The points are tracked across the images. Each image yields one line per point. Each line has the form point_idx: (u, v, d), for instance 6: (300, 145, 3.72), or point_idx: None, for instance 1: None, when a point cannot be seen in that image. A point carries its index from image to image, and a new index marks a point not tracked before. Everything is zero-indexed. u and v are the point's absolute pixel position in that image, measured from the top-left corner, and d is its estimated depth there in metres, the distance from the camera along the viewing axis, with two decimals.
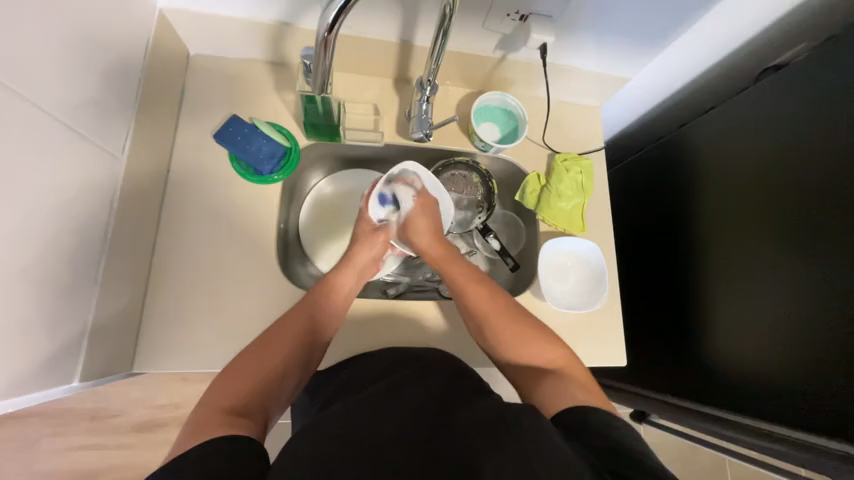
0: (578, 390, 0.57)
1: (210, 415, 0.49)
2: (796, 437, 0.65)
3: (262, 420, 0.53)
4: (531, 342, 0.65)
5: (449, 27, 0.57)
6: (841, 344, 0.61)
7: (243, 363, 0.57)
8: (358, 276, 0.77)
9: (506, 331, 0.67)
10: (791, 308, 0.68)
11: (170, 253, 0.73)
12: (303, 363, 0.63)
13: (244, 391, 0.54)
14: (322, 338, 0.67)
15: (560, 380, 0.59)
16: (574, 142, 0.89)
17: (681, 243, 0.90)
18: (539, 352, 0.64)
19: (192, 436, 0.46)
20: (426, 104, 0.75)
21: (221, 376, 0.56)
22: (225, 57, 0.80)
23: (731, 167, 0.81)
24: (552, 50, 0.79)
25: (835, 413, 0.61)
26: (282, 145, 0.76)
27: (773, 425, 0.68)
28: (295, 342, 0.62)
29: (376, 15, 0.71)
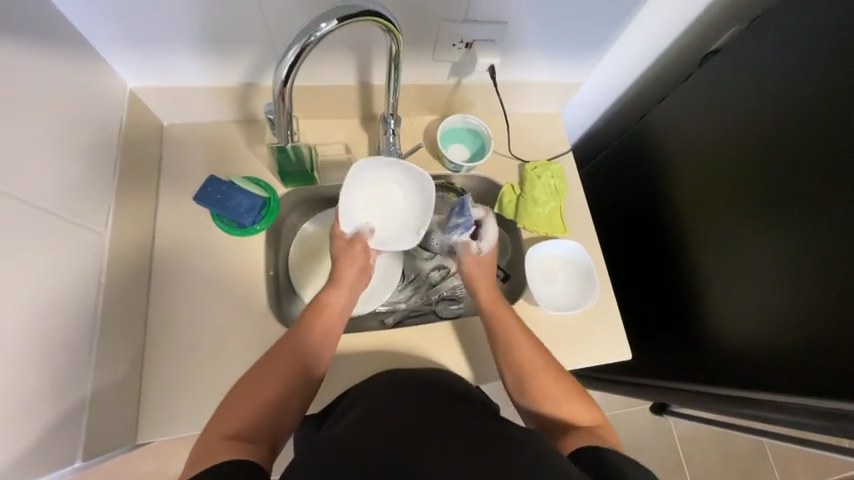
0: (589, 435, 0.58)
1: (213, 444, 0.52)
2: (805, 403, 0.65)
3: (266, 445, 0.55)
4: (549, 391, 0.63)
5: (399, 63, 0.61)
6: (832, 303, 0.62)
7: (242, 401, 0.57)
8: (352, 289, 0.74)
9: (533, 385, 0.64)
10: (780, 276, 0.69)
11: (164, 317, 0.74)
12: (301, 389, 0.61)
13: (244, 418, 0.56)
14: (318, 356, 0.65)
15: (573, 428, 0.60)
16: (541, 149, 0.92)
17: (661, 228, 0.93)
18: (570, 403, 0.62)
19: (197, 466, 0.49)
20: (393, 136, 0.78)
21: (221, 407, 0.57)
22: (197, 123, 0.84)
23: (695, 148, 0.84)
24: (502, 69, 0.83)
25: (837, 376, 0.61)
26: (260, 196, 0.79)
27: (781, 395, 0.68)
28: (287, 372, 0.60)
29: (333, 64, 0.76)
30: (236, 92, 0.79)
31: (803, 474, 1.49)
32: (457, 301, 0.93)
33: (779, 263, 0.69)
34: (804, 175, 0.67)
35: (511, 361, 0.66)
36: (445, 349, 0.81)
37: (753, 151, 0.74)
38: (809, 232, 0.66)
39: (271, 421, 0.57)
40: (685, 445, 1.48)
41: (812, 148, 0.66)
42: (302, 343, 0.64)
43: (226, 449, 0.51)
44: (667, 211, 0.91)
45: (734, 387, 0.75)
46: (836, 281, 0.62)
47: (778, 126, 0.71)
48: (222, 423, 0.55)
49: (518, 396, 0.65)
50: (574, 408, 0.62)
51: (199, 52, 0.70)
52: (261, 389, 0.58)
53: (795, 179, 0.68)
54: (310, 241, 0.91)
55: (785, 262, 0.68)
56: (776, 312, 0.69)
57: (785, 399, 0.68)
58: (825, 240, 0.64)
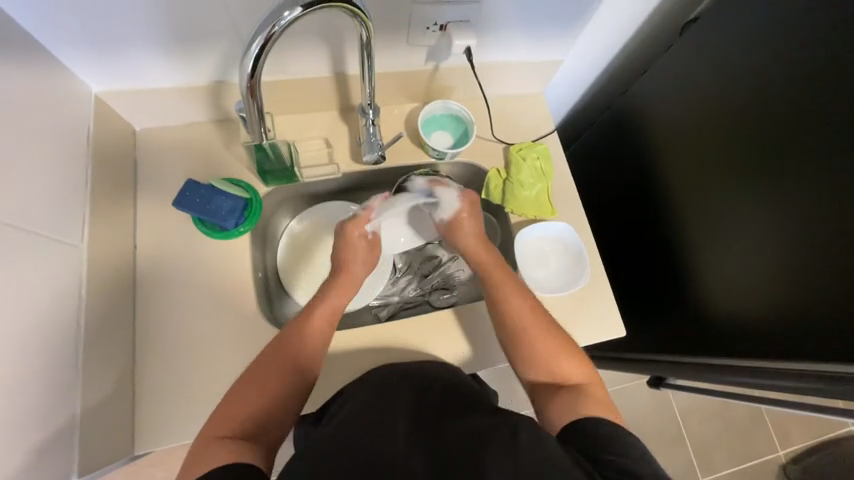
0: (591, 403, 0.58)
1: (210, 444, 0.52)
2: (804, 368, 0.66)
3: (265, 446, 0.56)
4: (554, 356, 0.64)
5: (371, 50, 0.60)
6: (825, 267, 0.62)
7: (237, 401, 0.58)
8: (350, 290, 0.75)
9: (537, 349, 0.64)
10: (769, 243, 0.69)
11: (152, 326, 0.73)
12: (295, 386, 0.61)
13: (242, 419, 0.56)
14: (315, 356, 0.65)
15: (576, 394, 0.60)
16: (525, 131, 0.91)
17: (650, 203, 0.92)
18: (564, 362, 0.63)
19: (193, 468, 0.50)
20: (373, 127, 0.77)
21: (219, 407, 0.58)
22: (171, 126, 0.82)
23: (679, 120, 0.83)
24: (480, 51, 0.81)
25: (831, 340, 0.62)
26: (241, 197, 0.77)
27: (779, 362, 0.68)
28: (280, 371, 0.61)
29: (305, 56, 0.74)
30: (207, 91, 0.76)
31: (799, 434, 1.53)
32: (449, 290, 0.93)
33: (768, 230, 0.69)
34: (789, 140, 0.66)
35: (505, 322, 0.67)
36: (440, 338, 0.80)
37: (737, 119, 0.73)
38: (795, 196, 0.66)
39: (267, 422, 0.58)
40: (684, 415, 1.51)
41: (795, 112, 0.65)
42: (300, 344, 0.64)
43: (220, 450, 0.51)
44: (654, 186, 0.91)
45: (731, 357, 0.76)
46: (826, 246, 0.62)
47: (760, 91, 0.70)
48: (218, 424, 0.56)
49: (522, 360, 0.65)
50: (574, 375, 0.63)
51: (163, 50, 0.68)
52: (258, 390, 0.59)
53: (780, 144, 0.67)
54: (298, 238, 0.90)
55: (774, 229, 0.68)
56: (769, 279, 0.69)
57: (783, 365, 0.68)
58: (814, 204, 0.64)
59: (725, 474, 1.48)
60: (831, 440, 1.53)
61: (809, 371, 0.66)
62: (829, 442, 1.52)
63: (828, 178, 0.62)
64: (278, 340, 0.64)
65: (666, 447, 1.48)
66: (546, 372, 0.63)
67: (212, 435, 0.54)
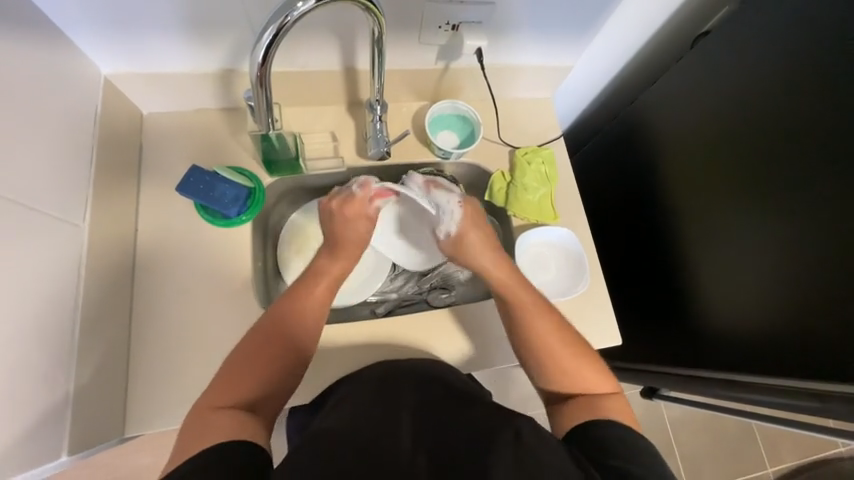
0: (609, 406, 0.59)
1: (210, 416, 0.53)
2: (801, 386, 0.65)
3: (267, 415, 0.58)
4: (570, 363, 0.63)
5: (382, 46, 0.60)
6: (821, 280, 0.62)
7: (232, 370, 0.58)
8: (352, 259, 0.74)
9: (557, 359, 0.63)
10: (778, 262, 0.67)
11: (150, 310, 0.73)
12: (291, 361, 0.61)
13: (243, 389, 0.57)
14: (315, 327, 0.66)
15: (592, 400, 0.60)
16: (532, 136, 0.91)
17: (650, 213, 0.93)
18: (585, 372, 0.63)
19: (192, 445, 0.50)
20: (380, 123, 0.77)
21: (217, 375, 0.58)
22: (178, 111, 0.82)
23: (684, 132, 0.84)
24: (490, 53, 0.81)
25: (829, 354, 0.62)
26: (245, 186, 0.77)
27: (770, 377, 0.69)
28: (276, 344, 0.61)
29: (316, 49, 0.73)
30: (216, 78, 0.76)
31: (790, 453, 1.53)
32: (448, 289, 0.94)
33: (779, 249, 0.67)
34: (797, 154, 0.66)
35: (520, 335, 0.66)
36: (436, 338, 0.80)
37: (750, 133, 0.72)
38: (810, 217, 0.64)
39: (261, 392, 0.58)
40: (676, 427, 1.52)
41: (812, 129, 0.64)
42: (299, 317, 0.64)
43: (223, 423, 0.52)
44: (656, 196, 0.91)
45: (724, 370, 0.76)
46: (822, 260, 0.62)
47: (769, 107, 0.69)
48: (216, 395, 0.56)
49: (538, 370, 0.65)
50: (592, 383, 0.62)
51: (175, 35, 0.67)
52: (254, 362, 0.59)
53: (797, 162, 0.65)
54: (312, 245, 0.89)
55: (782, 247, 0.67)
56: (764, 291, 0.69)
57: (774, 381, 0.69)
58: (809, 217, 0.64)
59: None
60: (821, 460, 1.53)
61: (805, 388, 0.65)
62: (819, 461, 1.53)
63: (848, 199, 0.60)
64: (276, 312, 0.64)
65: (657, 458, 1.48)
66: (564, 383, 0.63)
67: (212, 406, 0.54)
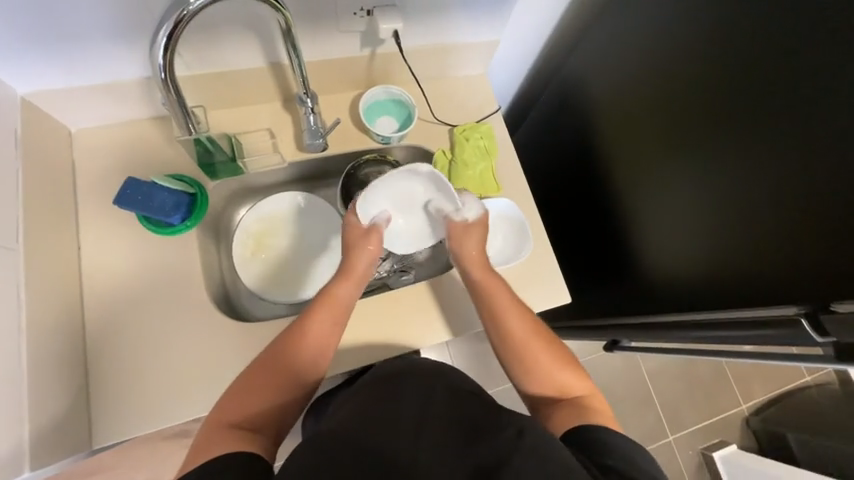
0: (590, 414, 0.62)
1: (215, 431, 0.55)
2: (748, 315, 0.65)
3: (269, 433, 0.60)
4: (554, 371, 0.67)
5: (295, 40, 0.62)
6: (744, 211, 0.64)
7: (248, 386, 0.61)
8: (358, 283, 0.73)
9: (538, 368, 0.67)
10: (710, 201, 0.69)
11: (104, 325, 0.74)
12: (302, 382, 0.64)
13: (251, 407, 0.60)
14: (326, 350, 0.67)
15: (572, 408, 0.64)
16: (469, 112, 0.93)
17: (593, 172, 0.95)
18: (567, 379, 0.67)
19: (198, 454, 0.53)
20: (313, 115, 0.79)
21: (228, 393, 0.60)
22: (109, 125, 0.81)
23: (609, 93, 0.87)
24: (412, 35, 0.82)
25: (756, 281, 0.63)
26: (186, 193, 0.78)
27: (717, 312, 0.70)
28: (293, 367, 0.64)
29: (236, 48, 0.74)
30: (140, 87, 0.76)
31: (760, 388, 1.64)
32: (407, 271, 0.97)
33: (708, 190, 0.69)
34: (708, 96, 0.68)
35: (507, 342, 0.69)
36: (392, 318, 0.83)
37: (667, 84, 0.74)
38: (727, 155, 0.66)
39: (271, 410, 0.61)
40: (652, 377, 1.59)
41: (719, 71, 0.66)
42: (308, 341, 0.66)
43: (232, 439, 0.54)
44: (594, 156, 0.94)
45: (673, 313, 0.78)
46: (743, 190, 0.64)
47: (676, 59, 0.72)
48: (226, 410, 0.59)
49: (521, 377, 0.68)
50: (574, 389, 0.67)
51: (86, 47, 0.67)
52: (266, 382, 0.62)
53: (711, 105, 0.68)
54: (282, 231, 0.93)
55: (711, 185, 0.69)
56: (702, 233, 0.71)
57: (721, 316, 0.69)
58: (724, 151, 0.66)
59: (693, 429, 1.57)
60: (788, 391, 1.64)
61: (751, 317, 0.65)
62: (786, 392, 1.63)
63: (755, 131, 0.62)
64: (290, 336, 0.66)
65: (637, 409, 1.56)
66: (549, 388, 0.67)
67: (222, 421, 0.57)
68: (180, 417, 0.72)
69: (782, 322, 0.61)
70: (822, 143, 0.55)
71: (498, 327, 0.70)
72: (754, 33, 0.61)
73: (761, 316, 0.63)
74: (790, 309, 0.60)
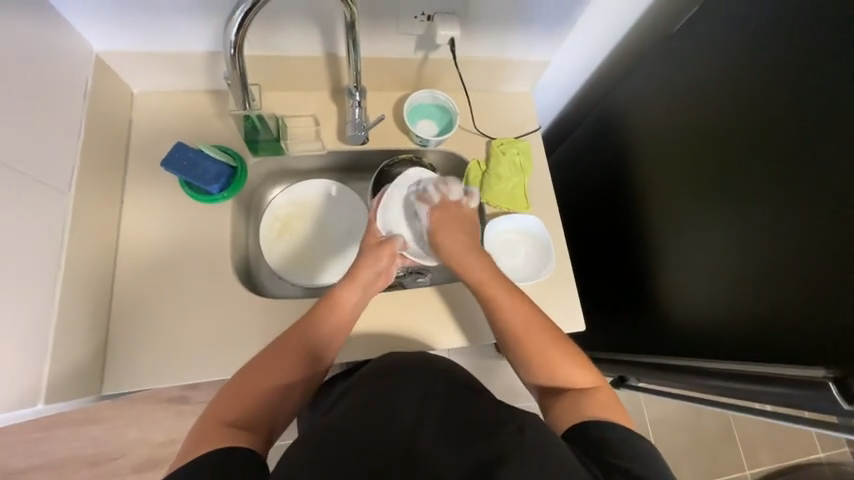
0: (594, 408, 0.61)
1: (211, 427, 0.56)
2: (765, 372, 0.63)
3: (264, 432, 0.60)
4: (554, 358, 0.66)
5: (356, 36, 0.65)
6: (779, 263, 0.62)
7: (244, 382, 0.62)
8: (364, 290, 0.75)
9: (537, 354, 0.67)
10: (742, 249, 0.68)
11: (132, 280, 0.77)
12: (300, 382, 0.65)
13: (247, 405, 0.60)
14: (324, 352, 0.69)
15: (575, 398, 0.63)
16: (509, 127, 0.94)
17: (624, 203, 0.94)
18: (567, 367, 0.66)
19: (194, 449, 0.53)
20: (359, 109, 0.81)
21: (224, 390, 0.61)
22: (167, 91, 0.86)
23: (652, 127, 0.86)
24: (466, 44, 0.84)
25: (784, 338, 0.61)
26: (228, 165, 0.81)
27: (736, 363, 0.67)
28: (290, 366, 0.65)
29: (298, 34, 0.77)
30: (203, 61, 0.80)
31: (768, 456, 1.55)
32: (423, 274, 0.97)
33: (741, 238, 0.68)
34: (754, 145, 0.67)
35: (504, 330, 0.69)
36: (409, 311, 0.85)
37: (716, 125, 0.73)
38: (769, 202, 0.64)
39: (267, 410, 0.61)
40: (655, 425, 1.54)
41: (771, 118, 0.65)
42: (307, 341, 0.67)
43: (227, 435, 0.55)
44: (628, 188, 0.93)
45: (689, 358, 0.76)
46: (780, 242, 0.63)
47: (727, 102, 0.71)
48: (221, 407, 0.59)
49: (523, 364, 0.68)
50: (576, 379, 0.65)
51: (162, 15, 0.71)
52: (262, 379, 0.62)
53: (761, 150, 0.66)
54: (308, 214, 0.95)
55: (744, 232, 0.67)
56: (730, 280, 0.69)
57: (739, 368, 0.67)
58: (764, 201, 0.65)
59: None
60: (800, 464, 1.55)
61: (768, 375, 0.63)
62: (797, 465, 1.55)
63: (805, 183, 0.60)
64: (290, 336, 0.68)
65: None
66: (550, 377, 0.66)
67: (218, 418, 0.57)
68: (186, 378, 0.74)
69: (799, 382, 0.58)
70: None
71: (502, 323, 0.69)
72: (820, 87, 0.60)
73: (780, 375, 0.61)
74: (814, 370, 0.57)
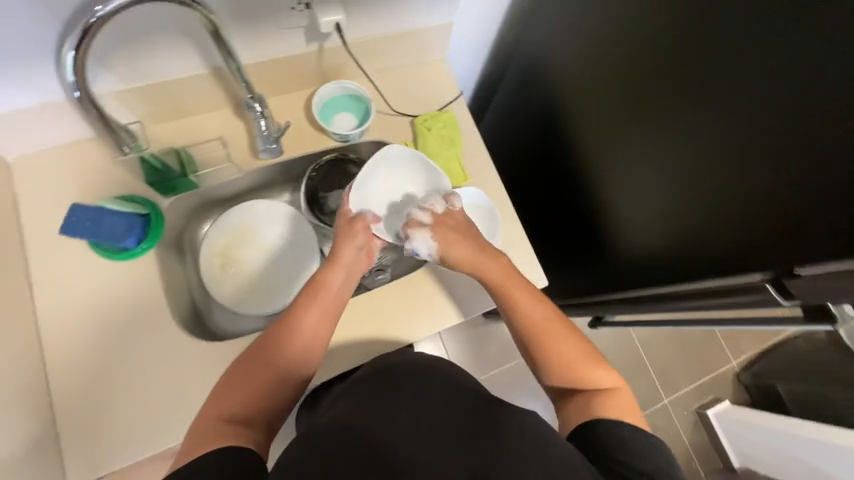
0: (616, 409, 0.59)
1: (206, 428, 0.53)
2: (711, 285, 0.64)
3: (263, 426, 0.58)
4: (575, 360, 0.63)
5: (229, 47, 0.61)
6: (703, 178, 0.60)
7: (237, 377, 0.59)
8: (347, 271, 0.71)
9: (558, 355, 0.64)
10: (669, 171, 0.65)
11: (67, 361, 0.71)
12: (296, 371, 0.62)
13: (241, 400, 0.57)
14: (316, 340, 0.65)
15: (596, 399, 0.60)
16: (430, 101, 0.90)
17: (561, 148, 0.91)
18: (589, 370, 0.63)
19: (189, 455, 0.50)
20: (264, 119, 0.77)
21: (218, 389, 0.58)
22: (48, 148, 0.77)
23: (567, 66, 0.82)
24: (359, 25, 0.78)
25: (720, 253, 0.60)
26: (138, 214, 0.74)
27: (683, 283, 0.68)
28: (285, 356, 0.61)
29: (171, 55, 0.69)
30: (72, 106, 0.71)
31: (749, 346, 1.67)
32: (383, 270, 0.95)
33: (666, 159, 0.65)
34: (660, 59, 0.63)
35: (523, 332, 0.66)
36: (373, 311, 0.81)
37: (630, 44, 0.68)
38: (690, 113, 0.60)
39: (265, 402, 0.58)
40: (644, 345, 1.61)
41: (666, 29, 0.61)
42: (299, 329, 0.63)
43: (225, 435, 0.52)
44: (562, 131, 0.89)
45: (644, 286, 0.77)
46: (700, 157, 0.59)
47: (627, 22, 0.67)
48: (217, 406, 0.56)
49: (542, 368, 0.65)
50: (597, 382, 0.62)
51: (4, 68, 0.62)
52: (254, 372, 0.59)
53: (665, 63, 0.62)
54: (246, 240, 0.90)
55: (667, 152, 0.64)
56: (665, 205, 0.67)
57: (686, 286, 0.68)
58: (679, 116, 0.61)
59: (686, 390, 1.59)
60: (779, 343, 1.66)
61: (715, 287, 0.64)
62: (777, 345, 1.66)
63: (720, 86, 0.56)
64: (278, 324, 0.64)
65: (632, 378, 1.57)
66: (571, 379, 0.63)
67: (211, 419, 0.55)
68: (158, 446, 0.70)
69: (740, 288, 0.60)
70: (794, 92, 0.49)
71: (522, 320, 0.66)
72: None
73: (722, 285, 0.62)
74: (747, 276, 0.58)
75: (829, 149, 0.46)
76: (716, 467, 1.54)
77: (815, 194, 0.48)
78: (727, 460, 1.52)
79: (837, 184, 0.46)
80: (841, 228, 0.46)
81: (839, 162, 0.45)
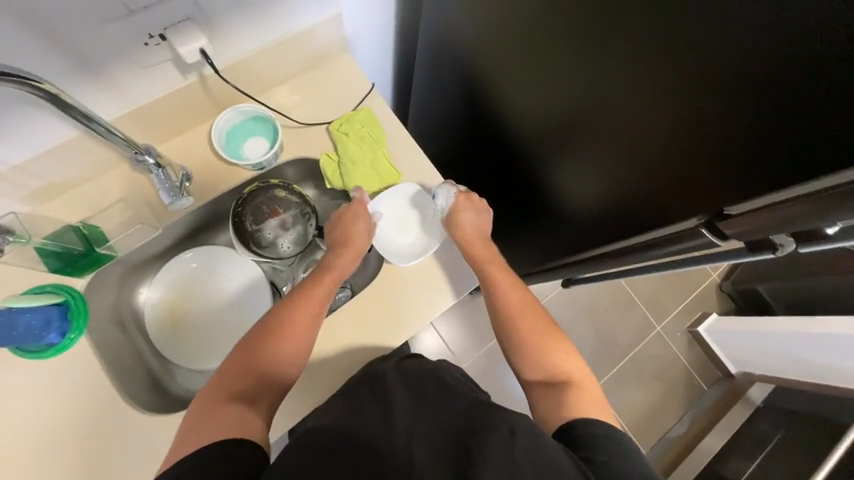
0: (588, 404, 0.59)
1: (215, 403, 0.56)
2: (662, 233, 0.58)
3: (266, 409, 0.59)
4: (546, 341, 0.66)
5: (82, 108, 0.54)
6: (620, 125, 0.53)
7: (243, 357, 0.61)
8: (351, 259, 0.76)
9: (532, 338, 0.66)
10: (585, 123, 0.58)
11: (26, 474, 0.67)
12: (300, 355, 0.64)
13: (247, 379, 0.60)
14: (318, 324, 0.67)
15: (572, 390, 0.60)
16: (340, 102, 0.83)
17: (483, 115, 0.83)
18: (560, 355, 0.64)
19: (195, 432, 0.53)
20: (160, 169, 0.73)
21: (226, 368, 0.61)
22: None
23: (463, 31, 0.74)
24: (233, 44, 0.70)
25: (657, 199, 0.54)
26: (53, 304, 0.69)
27: (642, 235, 0.61)
28: (291, 338, 0.64)
29: (30, 128, 0.62)
30: None
31: None
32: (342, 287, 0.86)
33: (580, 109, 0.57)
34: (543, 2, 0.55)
35: (500, 313, 0.70)
36: (329, 336, 0.77)
37: None
38: (594, 64, 0.52)
39: (269, 384, 0.61)
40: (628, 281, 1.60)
41: None
42: (303, 312, 0.66)
43: (230, 413, 0.55)
44: (479, 99, 0.81)
45: (602, 244, 0.70)
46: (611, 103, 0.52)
47: None
48: (224, 382, 0.59)
49: (518, 353, 0.66)
50: (568, 368, 0.63)
51: None
52: (260, 352, 0.62)
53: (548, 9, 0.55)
54: (187, 294, 0.84)
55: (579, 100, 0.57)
56: (595, 159, 0.59)
57: (644, 236, 0.61)
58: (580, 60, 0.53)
59: (676, 314, 1.59)
60: None
61: (666, 233, 0.58)
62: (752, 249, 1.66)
63: (611, 31, 0.48)
64: (284, 306, 0.67)
65: (623, 315, 1.58)
66: (544, 368, 0.64)
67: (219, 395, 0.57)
68: None
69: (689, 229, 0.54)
70: (690, 22, 0.40)
71: (499, 296, 0.71)
72: None
73: (675, 229, 0.56)
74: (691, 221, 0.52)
75: (730, 89, 0.39)
76: (718, 377, 1.54)
77: (734, 139, 0.41)
78: (725, 368, 1.53)
79: (741, 123, 0.39)
80: (763, 171, 0.40)
81: (743, 101, 0.38)
